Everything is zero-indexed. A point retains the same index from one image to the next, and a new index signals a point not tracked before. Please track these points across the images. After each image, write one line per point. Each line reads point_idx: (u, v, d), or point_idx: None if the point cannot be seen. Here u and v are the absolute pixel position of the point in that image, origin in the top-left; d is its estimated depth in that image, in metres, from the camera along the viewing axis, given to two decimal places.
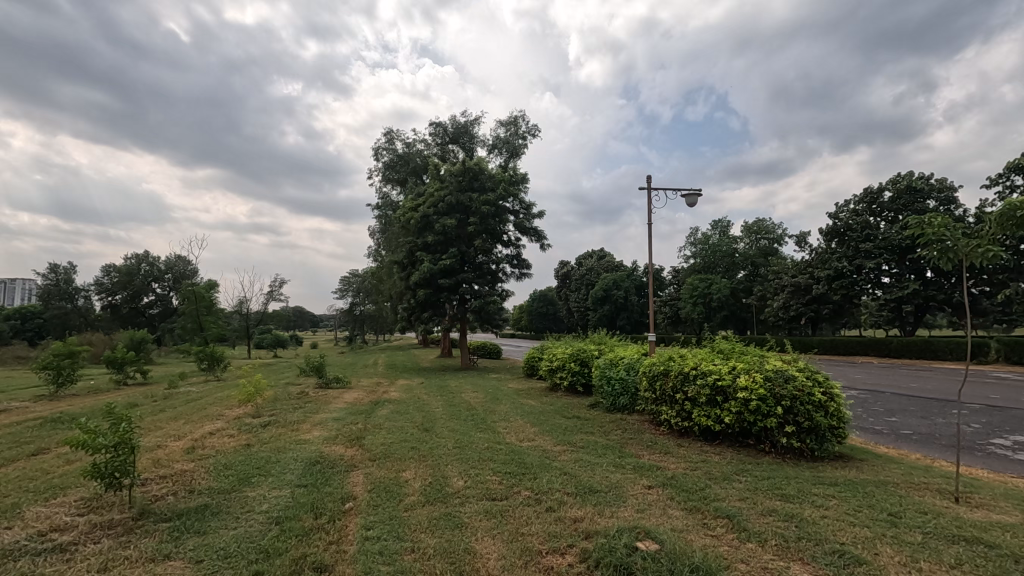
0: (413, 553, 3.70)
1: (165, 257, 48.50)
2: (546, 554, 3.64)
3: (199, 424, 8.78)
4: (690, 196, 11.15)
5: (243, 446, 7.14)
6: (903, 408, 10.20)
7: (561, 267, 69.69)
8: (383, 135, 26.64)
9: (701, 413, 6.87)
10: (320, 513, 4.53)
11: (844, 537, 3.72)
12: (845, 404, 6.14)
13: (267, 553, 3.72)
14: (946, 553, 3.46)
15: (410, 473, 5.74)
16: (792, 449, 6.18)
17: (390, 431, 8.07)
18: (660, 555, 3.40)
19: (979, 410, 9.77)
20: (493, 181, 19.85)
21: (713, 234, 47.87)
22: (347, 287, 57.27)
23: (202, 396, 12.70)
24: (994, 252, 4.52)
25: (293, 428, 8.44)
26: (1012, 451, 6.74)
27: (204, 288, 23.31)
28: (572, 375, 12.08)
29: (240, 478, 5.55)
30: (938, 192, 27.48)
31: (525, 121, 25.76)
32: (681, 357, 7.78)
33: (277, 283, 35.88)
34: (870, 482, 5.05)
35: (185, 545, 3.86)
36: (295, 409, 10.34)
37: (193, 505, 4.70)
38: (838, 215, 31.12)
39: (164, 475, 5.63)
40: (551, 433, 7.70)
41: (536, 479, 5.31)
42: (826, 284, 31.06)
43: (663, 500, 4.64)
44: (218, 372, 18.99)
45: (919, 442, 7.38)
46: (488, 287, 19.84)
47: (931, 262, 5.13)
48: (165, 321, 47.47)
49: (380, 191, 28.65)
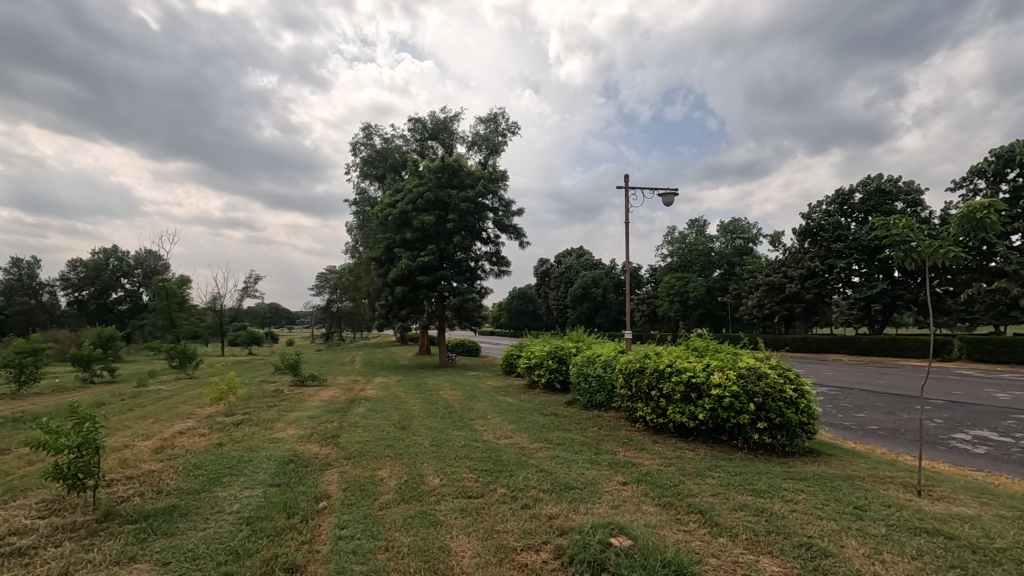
0: (387, 552, 3.67)
1: (135, 251, 47.20)
2: (521, 551, 3.65)
3: (168, 424, 8.53)
4: (667, 195, 11.28)
5: (214, 446, 6.97)
6: (870, 404, 10.49)
7: (540, 265, 69.95)
8: (361, 130, 26.37)
9: (676, 410, 6.96)
10: (293, 512, 4.46)
11: (811, 530, 3.82)
12: (816, 400, 6.26)
13: (237, 554, 3.65)
14: (908, 545, 3.56)
15: (385, 472, 5.66)
16: (764, 445, 6.31)
17: (367, 430, 7.99)
18: (634, 550, 3.45)
19: (942, 406, 10.09)
20: (473, 178, 19.80)
21: (690, 234, 48.54)
22: (324, 283, 56.60)
23: (173, 395, 12.32)
24: (955, 253, 4.68)
25: (267, 427, 8.27)
26: (972, 446, 7.00)
27: (175, 283, 22.79)
28: (550, 373, 12.12)
29: (210, 478, 5.43)
30: (906, 195, 28.34)
31: (505, 118, 25.72)
32: (656, 355, 7.84)
33: (253, 279, 35.20)
34: (838, 476, 5.18)
35: (151, 547, 3.77)
36: (269, 407, 10.13)
37: (161, 506, 4.60)
38: (811, 215, 31.82)
39: (130, 477, 5.47)
40: (528, 431, 7.71)
41: (511, 477, 5.31)
42: (800, 283, 31.77)
43: (637, 496, 4.70)
44: (191, 370, 18.51)
45: (885, 437, 7.62)
46: (467, 284, 19.77)
47: (897, 263, 5.27)
48: (134, 318, 46.04)
49: (358, 186, 28.35)
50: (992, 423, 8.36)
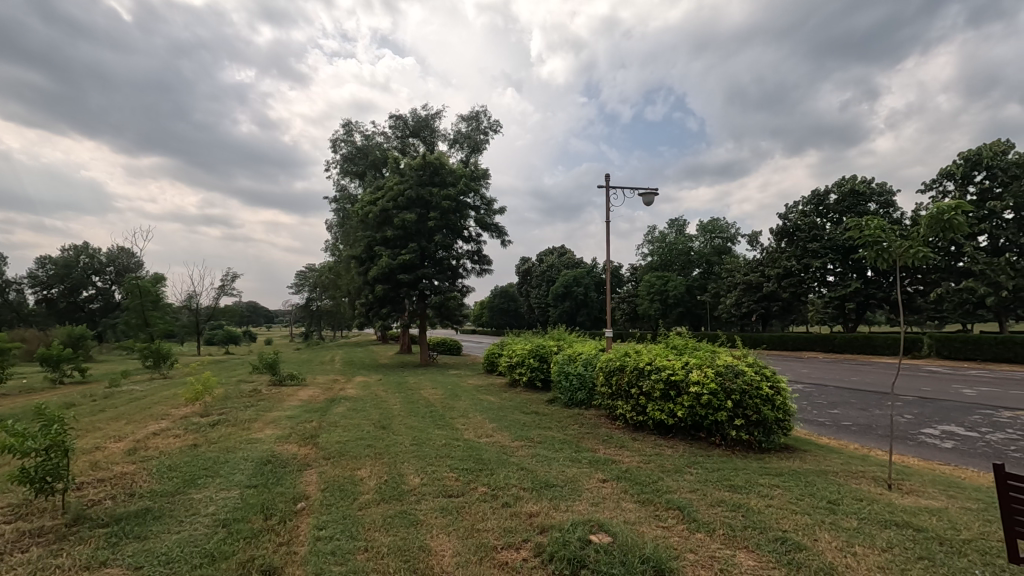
0: (367, 552, 3.64)
1: (107, 248, 45.98)
2: (501, 550, 3.65)
3: (142, 424, 8.36)
4: (647, 195, 11.38)
5: (190, 447, 6.85)
6: (844, 401, 10.71)
7: (522, 263, 70.05)
8: (341, 127, 26.09)
9: (655, 407, 7.02)
10: (270, 514, 4.40)
11: (786, 525, 3.89)
12: (791, 397, 6.38)
13: (212, 556, 3.59)
14: (879, 537, 3.65)
15: (365, 472, 5.61)
16: (741, 441, 6.41)
17: (347, 429, 7.93)
18: (613, 547, 3.48)
19: (912, 402, 10.35)
20: (454, 177, 19.75)
21: (670, 233, 49.04)
22: (303, 281, 55.88)
23: (147, 395, 12.08)
24: (924, 253, 4.79)
25: (245, 426, 8.16)
26: (940, 440, 7.21)
27: (148, 281, 22.29)
28: (531, 371, 12.15)
29: (185, 480, 5.33)
30: (879, 196, 29.04)
31: (487, 116, 25.67)
32: (636, 353, 7.91)
33: (230, 277, 34.62)
34: (812, 471, 5.29)
35: (123, 552, 3.68)
36: (247, 407, 9.97)
37: (134, 509, 4.49)
38: (787, 215, 32.40)
39: (102, 479, 5.35)
40: (510, 429, 7.72)
41: (492, 475, 5.31)
42: (776, 282, 32.35)
43: (617, 493, 4.74)
44: (165, 369, 18.13)
45: (858, 433, 7.80)
46: (448, 282, 19.71)
47: (869, 262, 5.40)
48: (106, 316, 44.85)
49: (338, 183, 28.05)
50: (959, 418, 8.61)
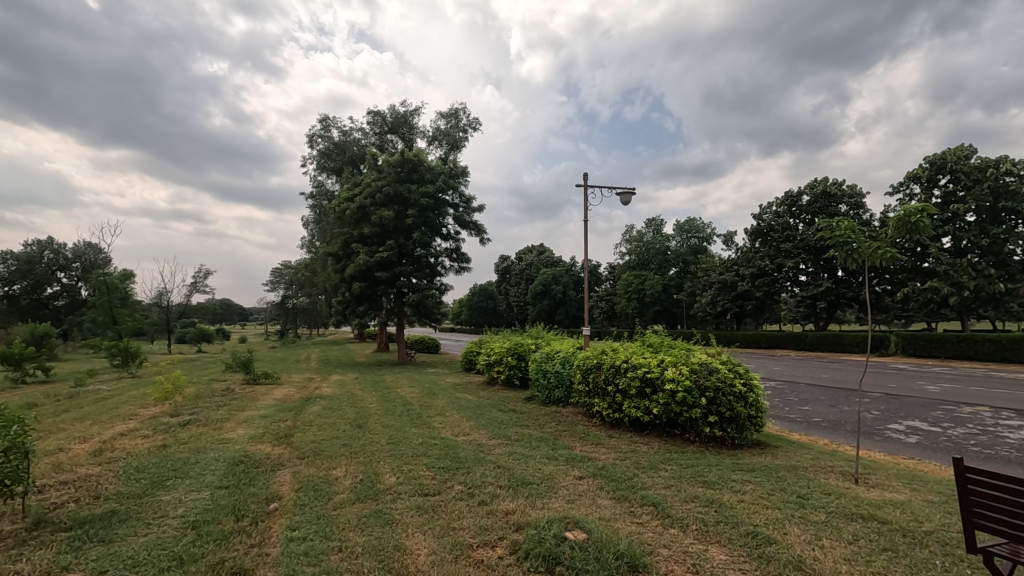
0: (340, 552, 3.60)
1: (73, 244, 44.61)
2: (477, 547, 3.65)
3: (108, 425, 8.11)
4: (624, 194, 11.49)
5: (159, 448, 6.69)
6: (814, 398, 10.97)
7: (501, 262, 70.05)
8: (318, 122, 25.70)
9: (631, 405, 7.09)
10: (241, 516, 4.30)
11: (757, 519, 3.96)
12: (763, 394, 6.50)
13: (180, 559, 3.50)
14: (845, 531, 3.74)
15: (340, 472, 5.54)
16: (715, 438, 6.52)
17: (321, 429, 7.79)
18: (588, 543, 3.50)
19: (879, 399, 10.66)
20: (433, 173, 19.66)
21: (647, 233, 49.53)
22: (279, 279, 54.96)
23: (113, 395, 11.76)
24: (891, 254, 4.93)
25: (216, 426, 7.98)
26: (904, 435, 7.44)
27: (116, 278, 21.68)
28: (509, 369, 12.16)
29: (153, 481, 5.19)
30: (849, 198, 29.77)
31: (466, 113, 25.56)
32: (612, 351, 7.96)
33: (202, 274, 33.86)
34: (783, 467, 5.41)
35: (88, 555, 3.59)
36: (219, 406, 9.80)
37: (99, 512, 4.37)
38: (762, 216, 33.00)
39: (64, 481, 5.18)
40: (487, 427, 7.69)
41: (469, 473, 5.32)
42: (750, 282, 32.98)
43: (593, 490, 4.76)
44: (134, 368, 17.65)
45: (827, 429, 8.01)
46: (426, 280, 19.58)
47: (839, 262, 5.53)
48: (72, 313, 43.44)
49: (314, 179, 27.64)
50: (923, 413, 8.88)
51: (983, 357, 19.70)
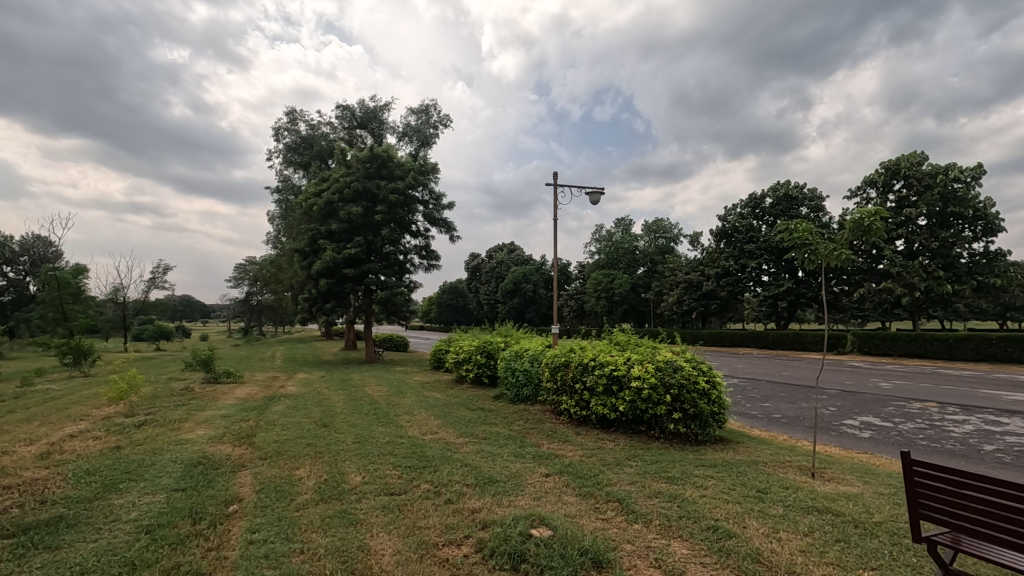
0: (303, 554, 3.52)
1: (21, 237, 42.57)
2: (442, 546, 3.62)
3: (58, 425, 7.81)
4: (593, 193, 11.59)
5: (111, 450, 6.42)
6: (775, 394, 11.30)
7: (472, 259, 69.81)
8: (285, 115, 25.12)
9: (598, 403, 7.16)
10: (199, 518, 4.18)
11: (718, 514, 4.05)
12: (726, 391, 6.65)
13: (132, 565, 3.37)
14: (802, 523, 3.87)
15: (303, 472, 5.42)
16: (679, 434, 6.65)
17: (285, 429, 7.60)
18: (553, 540, 3.52)
19: (836, 395, 11.03)
20: (402, 169, 19.38)
21: (617, 232, 50.10)
22: (244, 275, 53.47)
23: (63, 394, 11.25)
24: (846, 255, 5.09)
25: (173, 427, 7.74)
26: (858, 430, 7.72)
27: (68, 273, 20.70)
28: (477, 367, 12.15)
29: (105, 484, 4.99)
30: (810, 201, 30.71)
31: (437, 110, 25.35)
32: (581, 349, 8.03)
33: (161, 270, 32.69)
34: (744, 462, 5.55)
35: (33, 563, 3.42)
36: (177, 406, 9.50)
37: (44, 517, 4.17)
38: (726, 217, 33.80)
39: (7, 487, 4.92)
40: (454, 426, 7.65)
41: (436, 471, 5.28)
42: (715, 282, 33.76)
43: (559, 487, 4.79)
44: (85, 367, 16.84)
45: (786, 425, 8.25)
46: (395, 278, 19.34)
47: (797, 263, 5.69)
48: (20, 309, 41.24)
49: (281, 174, 27.03)
50: (876, 409, 9.26)
51: (932, 355, 20.61)
